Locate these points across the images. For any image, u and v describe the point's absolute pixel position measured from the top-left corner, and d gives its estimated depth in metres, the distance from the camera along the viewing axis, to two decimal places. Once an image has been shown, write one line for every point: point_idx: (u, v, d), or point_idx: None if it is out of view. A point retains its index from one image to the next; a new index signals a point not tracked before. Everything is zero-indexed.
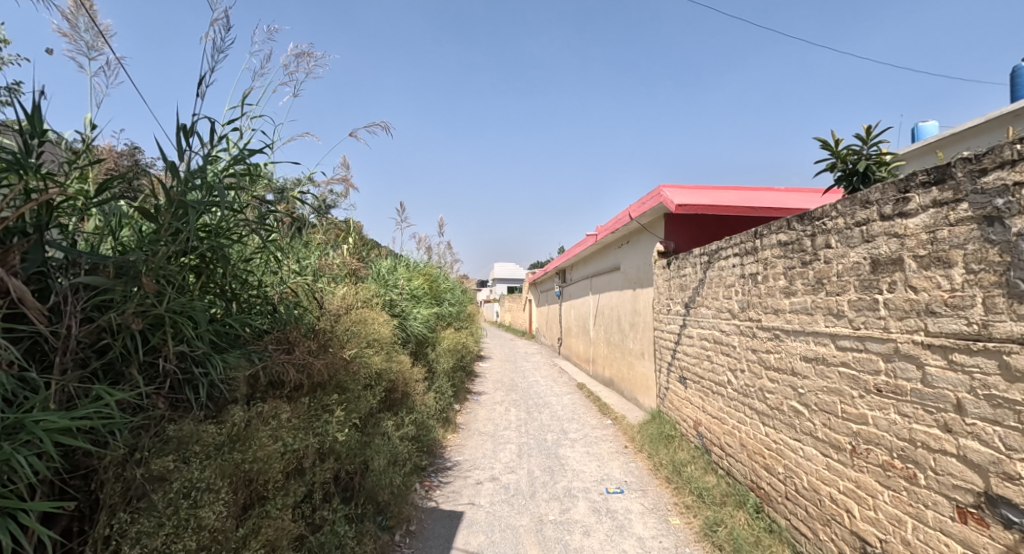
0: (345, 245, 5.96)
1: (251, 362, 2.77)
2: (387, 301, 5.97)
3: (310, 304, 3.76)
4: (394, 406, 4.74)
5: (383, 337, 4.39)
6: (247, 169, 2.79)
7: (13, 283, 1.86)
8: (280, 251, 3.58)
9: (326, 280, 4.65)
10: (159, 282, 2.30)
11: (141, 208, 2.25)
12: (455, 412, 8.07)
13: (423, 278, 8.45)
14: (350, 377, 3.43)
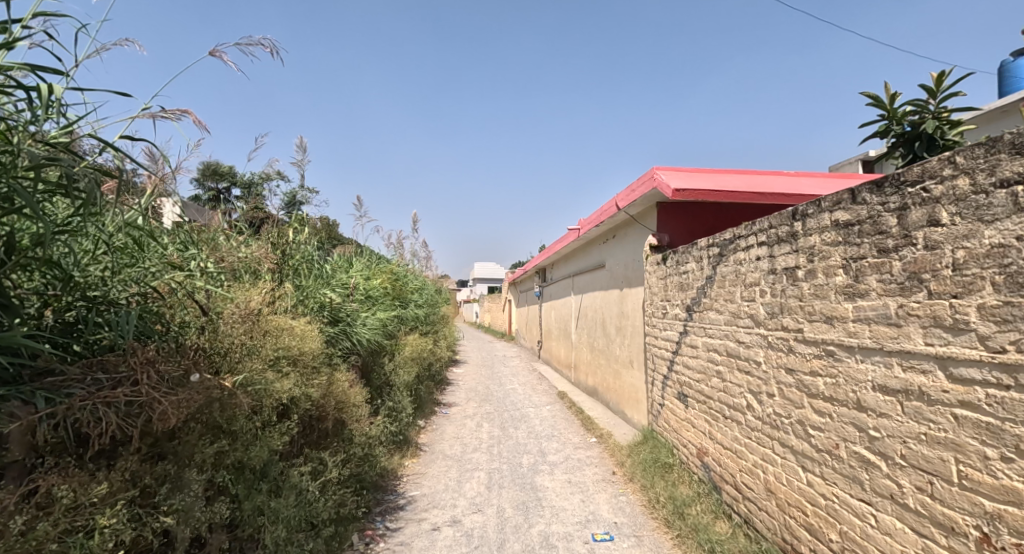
0: (284, 232, 4.82)
1: (30, 408, 2.01)
2: (330, 306, 4.83)
3: (174, 313, 2.89)
4: (301, 442, 3.71)
5: (294, 352, 3.39)
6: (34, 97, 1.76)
7: None
8: (123, 238, 2.67)
9: (226, 280, 3.59)
10: None
11: None
12: (417, 431, 7.03)
13: (385, 277, 7.37)
14: (236, 423, 2.83)
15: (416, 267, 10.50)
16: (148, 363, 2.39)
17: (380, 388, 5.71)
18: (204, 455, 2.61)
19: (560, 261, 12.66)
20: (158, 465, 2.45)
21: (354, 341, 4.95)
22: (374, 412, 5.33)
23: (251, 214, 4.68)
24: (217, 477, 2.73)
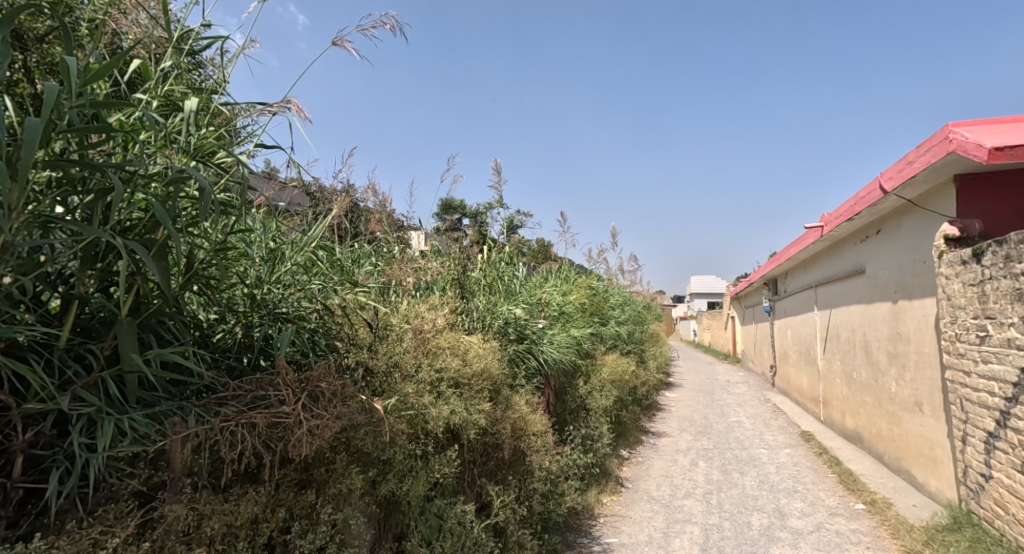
0: (477, 247, 4.42)
1: (182, 424, 1.92)
2: (515, 321, 4.23)
3: (344, 329, 2.51)
4: (468, 471, 3.05)
5: (474, 375, 2.96)
6: (205, 110, 1.88)
7: None
8: (304, 256, 2.43)
9: (408, 293, 3.32)
10: (71, 307, 1.69)
11: (33, 214, 1.51)
12: (618, 463, 6.21)
13: (582, 292, 6.73)
14: (397, 452, 2.52)
15: (619, 280, 9.66)
16: (303, 382, 2.18)
17: (576, 414, 5.03)
18: (350, 486, 2.35)
19: (796, 270, 10.66)
20: (303, 494, 2.26)
21: (541, 360, 4.22)
22: (565, 442, 4.60)
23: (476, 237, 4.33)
24: (364, 509, 2.46)
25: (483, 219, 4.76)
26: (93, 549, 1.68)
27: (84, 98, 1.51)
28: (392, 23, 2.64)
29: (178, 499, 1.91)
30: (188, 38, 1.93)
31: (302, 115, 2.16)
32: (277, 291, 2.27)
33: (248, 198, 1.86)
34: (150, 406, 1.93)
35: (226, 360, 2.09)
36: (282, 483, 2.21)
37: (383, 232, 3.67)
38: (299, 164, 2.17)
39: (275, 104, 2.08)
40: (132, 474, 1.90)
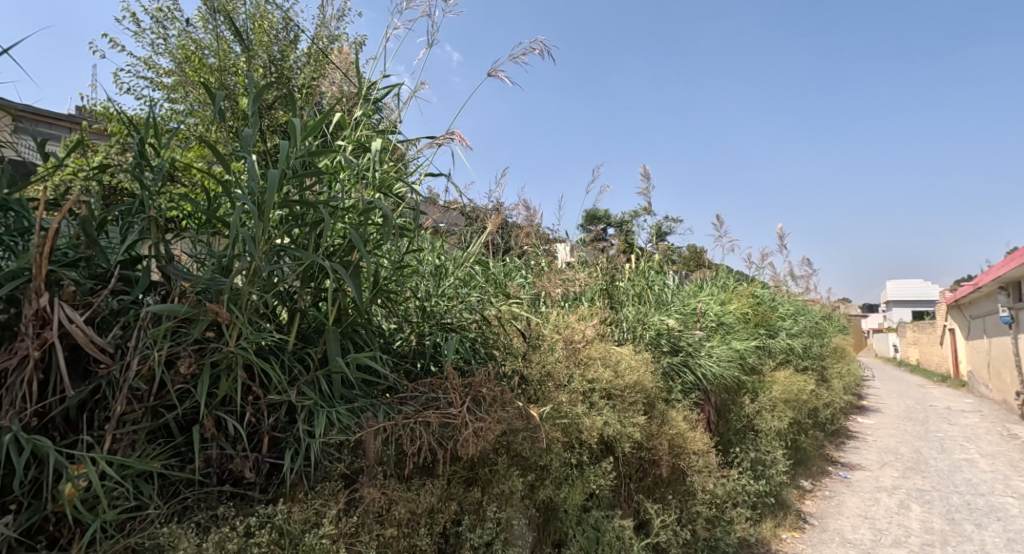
0: (626, 257, 4.36)
1: (373, 419, 2.24)
2: (669, 332, 3.86)
3: (501, 338, 2.72)
4: (625, 485, 3.01)
5: (626, 385, 2.96)
6: (387, 150, 2.24)
7: (60, 310, 1.74)
8: (465, 271, 2.75)
9: (558, 303, 3.42)
10: (294, 318, 2.12)
11: (271, 245, 1.94)
12: (800, 497, 5.57)
13: (744, 301, 6.12)
14: (553, 458, 2.61)
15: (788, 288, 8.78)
16: (466, 387, 2.39)
17: (743, 435, 4.39)
18: (512, 487, 2.51)
19: None
20: (470, 490, 2.47)
21: (699, 375, 3.79)
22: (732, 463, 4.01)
23: (624, 245, 4.29)
24: (526, 512, 2.59)
25: (629, 227, 4.72)
26: (315, 517, 2.05)
27: (305, 150, 1.93)
28: (542, 47, 2.88)
29: (373, 484, 2.23)
30: (371, 89, 2.31)
31: (464, 144, 2.44)
32: (439, 304, 2.58)
33: (421, 222, 2.18)
34: (350, 401, 2.30)
35: (405, 364, 2.41)
36: (453, 479, 2.45)
37: (532, 246, 3.85)
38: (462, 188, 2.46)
39: (441, 137, 2.38)
40: (340, 459, 2.27)
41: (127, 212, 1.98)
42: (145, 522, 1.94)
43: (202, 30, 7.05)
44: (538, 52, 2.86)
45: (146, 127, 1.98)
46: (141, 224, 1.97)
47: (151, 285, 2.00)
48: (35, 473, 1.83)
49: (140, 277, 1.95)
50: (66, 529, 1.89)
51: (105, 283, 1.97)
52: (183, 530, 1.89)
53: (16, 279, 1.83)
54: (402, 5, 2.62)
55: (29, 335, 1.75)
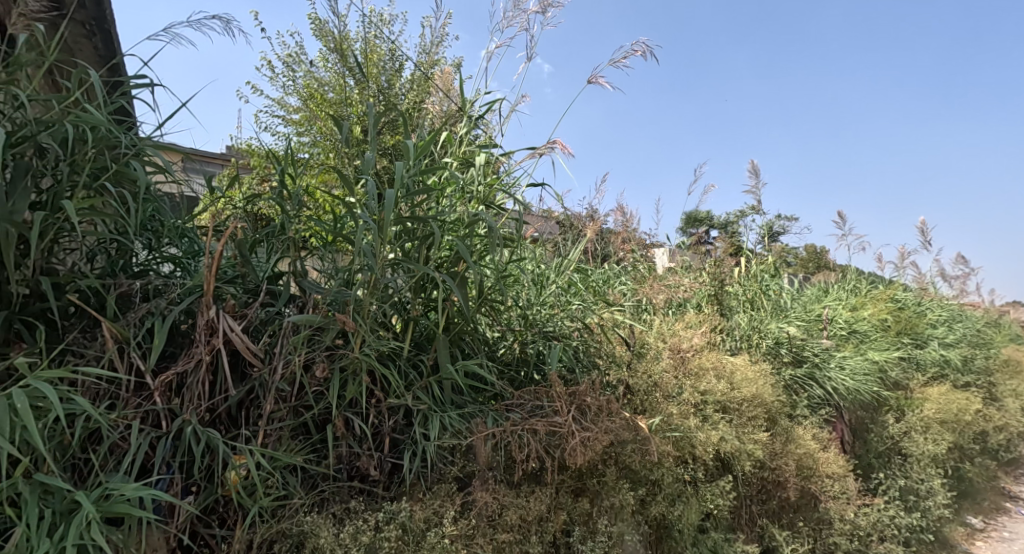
0: (736, 260, 4.05)
1: (482, 425, 2.31)
2: (790, 341, 3.51)
3: (604, 347, 2.71)
4: (746, 508, 2.78)
5: (740, 398, 2.77)
6: (489, 164, 2.34)
7: (220, 320, 2.02)
8: (565, 278, 2.85)
9: (662, 310, 3.27)
10: (408, 327, 2.27)
11: (388, 259, 2.09)
12: (967, 536, 4.76)
13: (885, 305, 5.03)
14: (662, 473, 2.50)
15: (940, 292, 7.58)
16: (571, 396, 2.40)
17: (887, 460, 3.56)
18: (623, 501, 2.41)
19: None
20: (580, 501, 2.42)
21: (830, 388, 3.36)
22: (877, 493, 3.34)
23: (732, 248, 3.99)
24: (638, 529, 2.46)
25: (734, 228, 4.40)
26: (435, 517, 2.14)
27: (417, 169, 2.08)
28: (644, 48, 2.85)
29: (484, 489, 2.27)
30: (473, 108, 2.43)
31: (565, 152, 2.48)
32: (536, 312, 2.63)
33: (524, 232, 2.26)
34: (461, 407, 2.41)
35: (510, 371, 2.48)
36: (562, 488, 2.42)
37: (629, 251, 3.74)
38: (562, 197, 2.50)
39: (541, 147, 2.44)
40: (453, 462, 2.34)
41: (271, 234, 2.29)
42: (287, 512, 2.15)
43: (321, 68, 7.86)
44: (640, 53, 2.84)
45: (285, 160, 2.27)
46: (284, 244, 2.25)
47: (289, 297, 2.26)
48: (207, 461, 2.13)
49: (281, 292, 2.21)
50: (226, 513, 2.16)
51: (256, 297, 2.25)
52: (322, 520, 2.09)
53: (190, 295, 2.17)
54: (501, 22, 2.73)
55: (197, 343, 2.04)
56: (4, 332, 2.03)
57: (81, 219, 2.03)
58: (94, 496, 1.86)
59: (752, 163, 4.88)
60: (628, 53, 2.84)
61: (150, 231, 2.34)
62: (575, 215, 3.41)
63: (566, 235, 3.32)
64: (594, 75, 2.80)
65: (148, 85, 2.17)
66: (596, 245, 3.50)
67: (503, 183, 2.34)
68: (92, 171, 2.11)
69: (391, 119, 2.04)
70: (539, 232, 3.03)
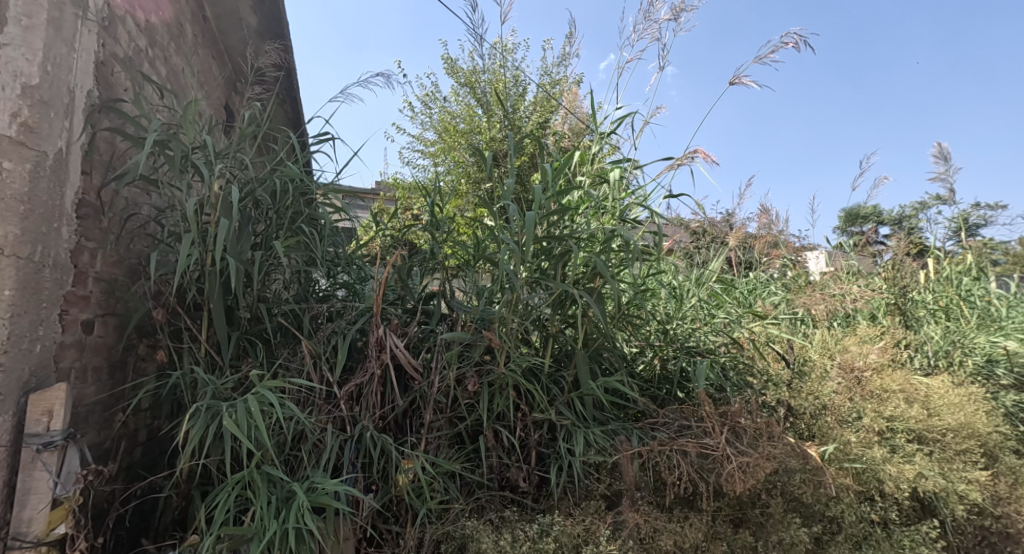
0: (919, 262, 3.40)
1: (628, 443, 2.27)
2: (1009, 360, 2.81)
3: (755, 365, 2.51)
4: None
5: (937, 425, 2.33)
6: (623, 177, 2.33)
7: (387, 338, 2.29)
8: (707, 290, 2.69)
9: (825, 322, 2.88)
10: (550, 343, 2.34)
11: (529, 277, 2.19)
12: None
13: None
14: (837, 508, 2.16)
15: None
16: (722, 416, 2.24)
17: None
18: (794, 538, 2.11)
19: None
20: (740, 533, 2.19)
21: None
22: None
23: (914, 247, 3.35)
24: None
25: (913, 223, 3.70)
26: (586, 534, 2.12)
27: (552, 190, 2.16)
28: (797, 39, 2.60)
29: (635, 510, 2.19)
30: (603, 123, 2.44)
31: (707, 160, 2.37)
32: (675, 326, 2.53)
33: (662, 245, 2.21)
34: (604, 424, 2.40)
35: (652, 389, 2.42)
36: (718, 517, 2.21)
37: (779, 257, 3.37)
38: (705, 206, 2.38)
39: (681, 157, 2.36)
40: (599, 480, 2.31)
41: (425, 260, 2.56)
42: (451, 515, 2.32)
43: (452, 102, 8.44)
44: (792, 45, 2.59)
45: (431, 193, 2.54)
46: (437, 269, 2.50)
47: (442, 317, 2.49)
48: (383, 463, 2.41)
49: (435, 312, 2.45)
50: (399, 512, 2.40)
51: (415, 317, 2.52)
52: (482, 525, 2.21)
53: (363, 315, 2.53)
54: (633, 34, 2.71)
55: (370, 357, 2.34)
56: (235, 348, 2.54)
57: (285, 255, 2.49)
58: (303, 488, 2.23)
59: (939, 146, 4.12)
60: (777, 47, 2.61)
61: (329, 262, 2.79)
62: (717, 223, 3.21)
63: (700, 243, 3.12)
64: (738, 75, 2.63)
65: (328, 139, 2.59)
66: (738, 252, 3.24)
67: (638, 197, 2.31)
68: (292, 215, 2.58)
69: (522, 143, 2.15)
70: (676, 242, 2.90)
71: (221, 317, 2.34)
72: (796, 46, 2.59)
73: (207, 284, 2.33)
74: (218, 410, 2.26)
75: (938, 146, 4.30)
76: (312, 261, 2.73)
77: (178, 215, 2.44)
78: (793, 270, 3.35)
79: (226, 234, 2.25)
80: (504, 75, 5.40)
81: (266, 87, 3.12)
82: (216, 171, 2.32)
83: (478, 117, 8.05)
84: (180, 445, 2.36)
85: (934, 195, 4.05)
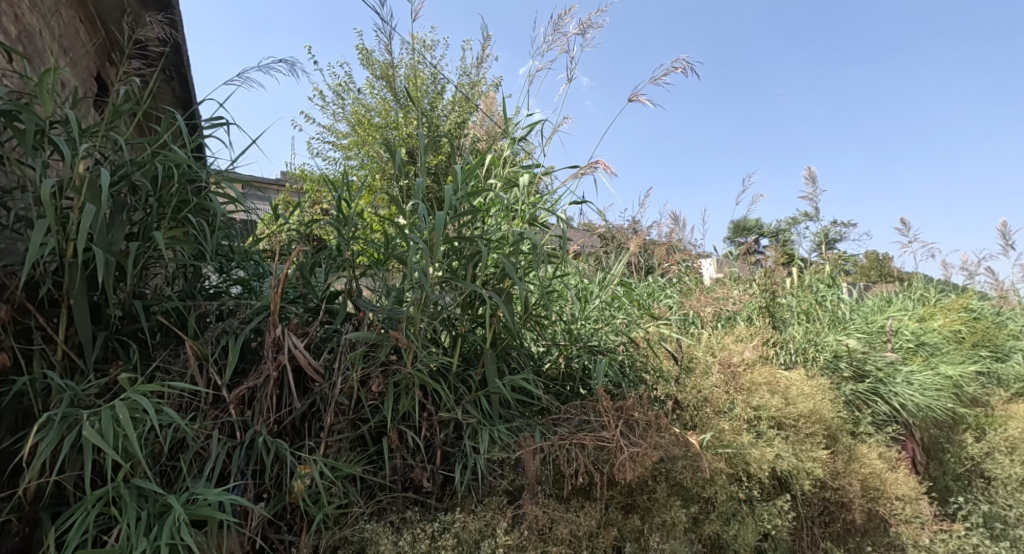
0: (787, 271, 3.88)
1: (531, 439, 2.36)
2: (850, 354, 3.36)
3: (650, 361, 2.73)
4: (807, 530, 2.64)
5: (795, 412, 2.69)
6: (532, 181, 2.43)
7: (286, 338, 2.17)
8: (609, 292, 2.88)
9: (711, 322, 3.20)
10: (458, 343, 2.37)
11: (439, 277, 2.19)
12: None
13: (958, 314, 4.63)
14: (715, 488, 2.42)
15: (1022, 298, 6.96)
16: (618, 410, 2.41)
17: (967, 482, 3.33)
18: (675, 519, 2.33)
19: None
20: (630, 518, 2.37)
21: (897, 405, 3.18)
22: (955, 518, 3.12)
23: (783, 257, 3.80)
24: (692, 548, 2.35)
25: (786, 237, 4.21)
26: (487, 528, 2.17)
27: (464, 191, 2.18)
28: (685, 65, 2.86)
29: (535, 502, 2.28)
30: (514, 130, 2.52)
31: (608, 171, 2.53)
32: (579, 326, 2.68)
33: (568, 249, 2.33)
34: (509, 421, 2.48)
35: (556, 386, 2.54)
36: (611, 504, 2.38)
37: (675, 263, 3.69)
38: (606, 215, 2.55)
39: (585, 166, 2.50)
40: (502, 476, 2.38)
41: (330, 257, 2.47)
42: (349, 520, 2.26)
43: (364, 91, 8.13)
44: (681, 70, 2.85)
45: (338, 188, 2.45)
46: (342, 267, 2.41)
47: (346, 316, 2.40)
48: (276, 470, 2.28)
49: (338, 311, 2.36)
50: (292, 520, 2.29)
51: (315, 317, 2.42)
52: (382, 527, 2.18)
53: (259, 314, 2.37)
54: (543, 46, 2.83)
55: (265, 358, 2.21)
56: (103, 350, 2.27)
57: (167, 248, 2.27)
58: (180, 500, 2.03)
59: (809, 170, 4.70)
60: (668, 71, 2.87)
61: (221, 256, 2.58)
62: (620, 229, 3.43)
63: (607, 248, 3.32)
64: (635, 94, 2.84)
65: (222, 125, 2.40)
66: (639, 258, 3.48)
67: (546, 203, 2.41)
68: (175, 204, 2.35)
69: (436, 142, 2.15)
70: (583, 246, 3.06)
71: (85, 315, 2.08)
72: (683, 72, 2.86)
73: (67, 278, 2.06)
74: (77, 419, 2.00)
75: (808, 169, 4.91)
76: (200, 254, 2.51)
77: (32, 198, 2.14)
78: (688, 274, 3.68)
79: (92, 222, 2.00)
80: (421, 71, 5.32)
81: (147, 61, 2.82)
82: (81, 151, 2.06)
83: (392, 111, 7.84)
84: (27, 460, 2.06)
85: (803, 212, 4.62)
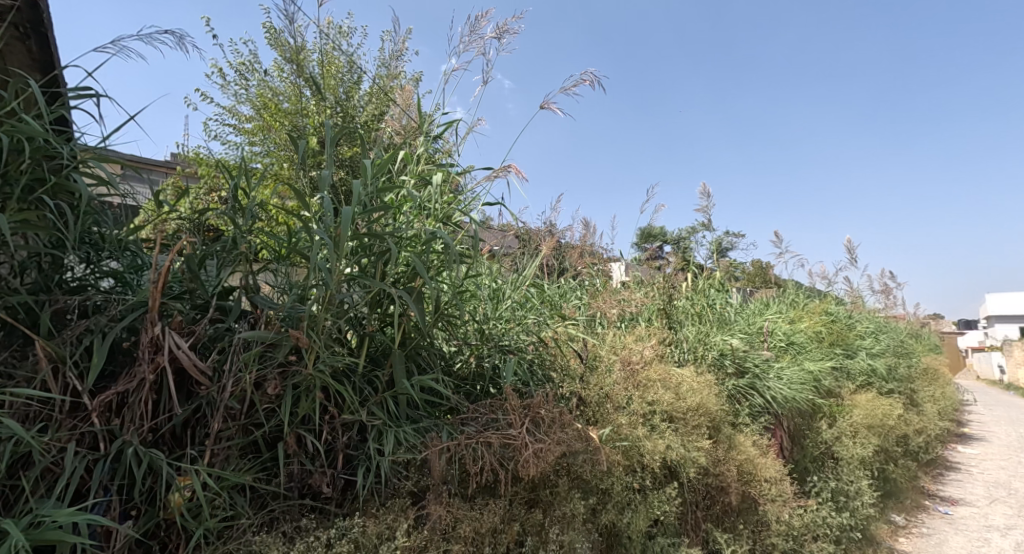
0: (684, 276, 4.19)
1: (437, 438, 2.33)
2: (733, 353, 3.69)
3: (558, 360, 2.82)
4: (691, 513, 2.88)
5: (686, 406, 2.92)
6: (446, 180, 2.40)
7: (167, 337, 1.95)
8: (521, 293, 2.93)
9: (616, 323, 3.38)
10: (364, 343, 2.29)
11: (347, 274, 2.09)
12: (908, 524, 5.08)
13: (817, 318, 5.27)
14: (613, 480, 2.56)
15: (866, 303, 8.05)
16: (525, 409, 2.46)
17: (821, 464, 3.80)
18: (574, 511, 2.43)
19: None
20: (532, 512, 2.43)
21: (768, 397, 3.55)
22: (810, 495, 3.56)
23: (680, 263, 4.09)
24: (588, 537, 2.47)
25: (686, 246, 4.56)
26: (388, 532, 2.12)
27: (374, 187, 2.10)
28: (593, 78, 2.98)
29: (439, 502, 2.26)
30: (428, 127, 2.48)
31: (519, 175, 2.57)
32: (490, 326, 2.71)
33: (481, 249, 2.32)
34: (416, 422, 2.44)
35: (466, 386, 2.54)
36: (515, 500, 2.42)
37: (587, 267, 3.87)
38: (516, 217, 2.59)
39: (498, 169, 2.52)
40: (407, 477, 2.34)
41: (223, 249, 2.27)
42: (235, 532, 2.09)
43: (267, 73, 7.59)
44: (589, 83, 2.96)
45: (233, 176, 2.25)
46: (236, 261, 2.23)
47: (240, 314, 2.22)
48: (150, 483, 2.04)
49: (228, 308, 2.17)
50: (167, 537, 2.07)
51: (202, 315, 2.21)
52: (274, 539, 2.04)
53: (135, 311, 2.11)
54: (459, 44, 2.80)
55: (140, 359, 1.98)
56: None
57: (15, 232, 1.95)
58: (21, 525, 1.74)
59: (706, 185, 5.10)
60: (578, 82, 2.97)
61: (89, 244, 2.27)
62: (533, 230, 3.51)
63: (526, 250, 3.40)
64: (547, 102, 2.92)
65: (91, 96, 2.11)
66: (553, 259, 3.59)
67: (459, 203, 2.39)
68: (28, 182, 2.03)
69: (347, 133, 2.05)
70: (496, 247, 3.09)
71: None
72: (591, 84, 2.98)
73: None
74: None
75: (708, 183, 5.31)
76: (61, 242, 2.19)
77: None
78: (599, 278, 3.87)
79: None
80: (337, 58, 5.08)
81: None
82: None
83: (300, 97, 7.40)
84: None
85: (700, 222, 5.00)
